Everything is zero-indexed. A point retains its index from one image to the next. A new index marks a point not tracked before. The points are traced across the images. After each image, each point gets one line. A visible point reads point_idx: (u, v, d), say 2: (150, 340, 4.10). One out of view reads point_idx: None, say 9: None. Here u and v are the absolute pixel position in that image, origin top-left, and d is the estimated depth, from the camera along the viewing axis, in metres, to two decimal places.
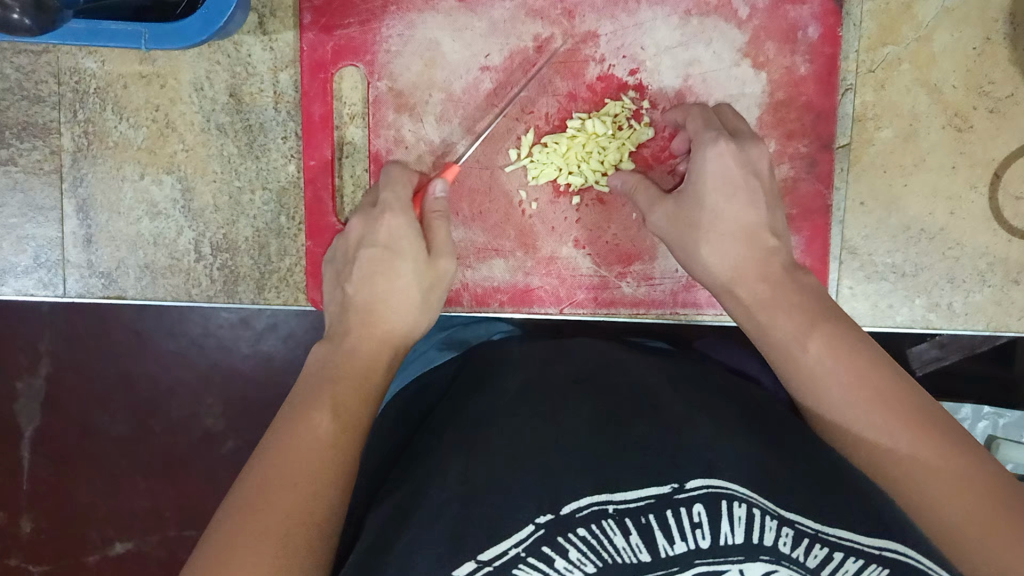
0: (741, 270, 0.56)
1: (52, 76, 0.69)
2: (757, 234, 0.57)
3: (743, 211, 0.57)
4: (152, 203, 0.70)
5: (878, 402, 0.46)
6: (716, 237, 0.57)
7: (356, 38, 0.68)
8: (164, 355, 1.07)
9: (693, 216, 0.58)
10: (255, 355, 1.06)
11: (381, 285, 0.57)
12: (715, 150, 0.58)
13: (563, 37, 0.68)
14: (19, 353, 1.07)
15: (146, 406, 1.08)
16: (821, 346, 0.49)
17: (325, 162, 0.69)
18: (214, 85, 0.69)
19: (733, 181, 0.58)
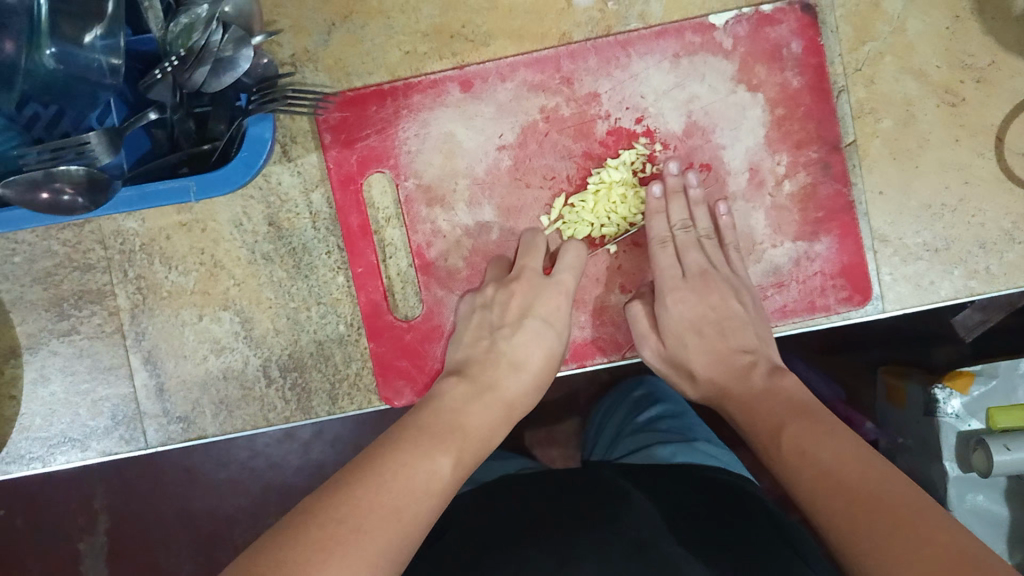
0: (720, 382, 0.69)
1: (97, 243, 0.72)
2: (731, 356, 0.69)
3: (712, 344, 0.70)
4: (215, 340, 0.73)
5: (834, 476, 0.53)
6: (699, 366, 0.71)
7: (377, 146, 0.72)
8: (216, 485, 1.08)
9: (678, 360, 0.71)
10: (306, 466, 1.07)
11: (529, 352, 0.68)
12: (671, 299, 0.71)
13: (567, 103, 0.72)
14: (78, 518, 1.09)
15: (213, 540, 1.09)
16: (794, 437, 0.58)
17: (372, 267, 0.72)
18: (253, 218, 0.72)
19: (695, 323, 0.71)
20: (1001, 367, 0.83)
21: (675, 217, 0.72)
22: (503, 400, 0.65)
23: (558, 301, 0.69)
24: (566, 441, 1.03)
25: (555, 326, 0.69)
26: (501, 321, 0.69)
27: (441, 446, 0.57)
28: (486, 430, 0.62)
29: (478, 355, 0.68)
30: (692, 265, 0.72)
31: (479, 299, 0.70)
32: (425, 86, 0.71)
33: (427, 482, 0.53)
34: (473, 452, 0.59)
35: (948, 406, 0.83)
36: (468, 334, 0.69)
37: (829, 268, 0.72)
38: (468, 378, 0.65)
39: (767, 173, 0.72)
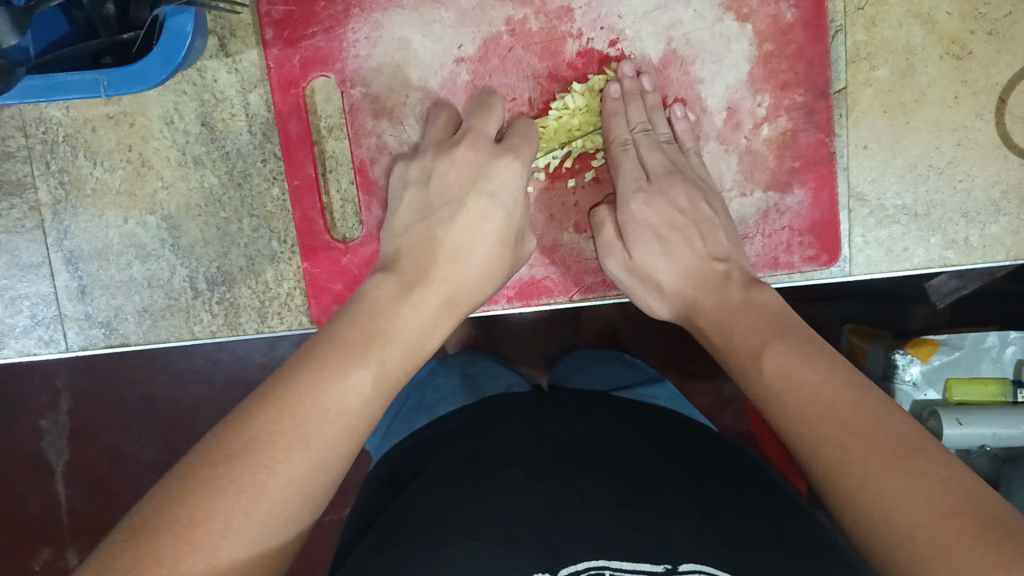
0: (690, 297, 0.59)
1: (18, 129, 0.67)
2: (701, 266, 0.60)
3: (683, 253, 0.61)
4: (140, 246, 0.69)
5: (826, 405, 0.44)
6: (666, 278, 0.61)
7: (323, 48, 0.65)
8: (179, 374, 1.03)
9: (643, 272, 0.63)
10: (269, 362, 1.02)
11: (473, 241, 0.55)
12: (639, 201, 0.63)
13: (536, 16, 0.65)
14: (38, 393, 1.05)
15: (171, 426, 1.05)
16: (778, 365, 0.48)
17: (309, 179, 0.67)
18: (184, 117, 0.66)
19: (666, 222, 0.63)
20: (968, 338, 0.80)
21: (633, 118, 0.65)
22: (442, 291, 0.52)
23: (509, 171, 0.58)
24: (531, 362, 0.98)
25: (505, 204, 0.57)
26: (439, 203, 0.57)
27: (366, 352, 0.44)
28: (421, 328, 0.48)
29: (414, 242, 0.55)
30: (655, 167, 0.64)
31: (425, 169, 0.60)
32: None
33: (361, 386, 0.42)
34: (404, 357, 0.46)
35: (907, 373, 0.81)
36: (409, 221, 0.57)
37: (799, 224, 0.68)
38: (397, 272, 0.52)
39: (746, 115, 0.66)
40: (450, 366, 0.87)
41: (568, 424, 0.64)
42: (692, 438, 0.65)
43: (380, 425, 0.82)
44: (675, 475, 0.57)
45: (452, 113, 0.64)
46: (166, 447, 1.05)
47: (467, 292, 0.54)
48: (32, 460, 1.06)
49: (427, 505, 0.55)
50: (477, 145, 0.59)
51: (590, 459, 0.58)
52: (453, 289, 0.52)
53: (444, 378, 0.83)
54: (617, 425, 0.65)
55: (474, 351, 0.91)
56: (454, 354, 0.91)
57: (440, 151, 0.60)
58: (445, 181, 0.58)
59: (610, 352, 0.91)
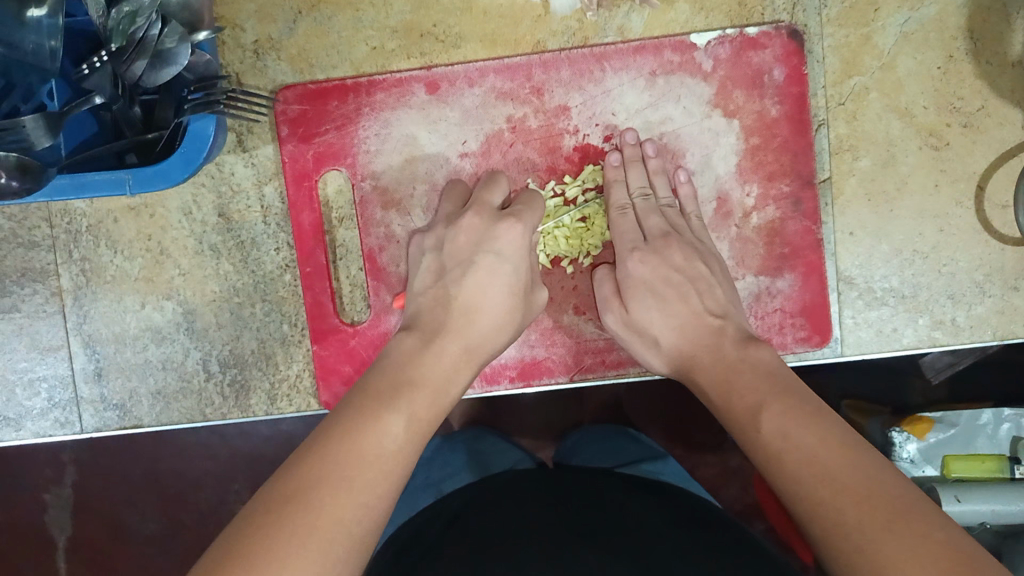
0: (687, 355, 0.62)
1: (44, 220, 0.70)
2: (697, 321, 0.63)
3: (678, 309, 0.65)
4: (156, 329, 0.71)
5: (820, 468, 0.47)
6: (662, 332, 0.64)
7: (335, 143, 0.70)
8: (186, 448, 1.02)
9: (638, 325, 0.65)
10: (274, 436, 1.02)
11: (488, 293, 0.61)
12: (634, 258, 0.67)
13: (535, 114, 0.69)
14: (43, 467, 1.04)
15: (175, 500, 1.04)
16: (774, 424, 0.51)
17: (321, 266, 0.70)
18: (202, 208, 0.70)
19: (655, 284, 0.66)
20: (963, 416, 0.81)
21: (633, 185, 0.69)
22: (459, 342, 0.58)
23: (513, 233, 0.63)
24: (534, 436, 0.98)
25: (512, 260, 0.62)
26: (453, 265, 0.63)
27: (397, 402, 0.50)
28: (445, 373, 0.55)
29: (429, 303, 0.61)
30: (653, 229, 0.68)
31: (437, 238, 0.65)
32: (390, 85, 0.69)
33: (388, 442, 0.47)
34: (430, 406, 0.52)
35: (905, 450, 0.82)
36: (422, 281, 0.63)
37: (790, 306, 0.70)
38: (416, 330, 0.58)
39: (735, 204, 0.70)
40: (457, 442, 0.88)
41: (575, 506, 0.65)
42: (698, 517, 0.65)
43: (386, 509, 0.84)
44: (679, 556, 0.57)
45: (466, 188, 0.68)
46: (170, 522, 1.04)
47: (484, 343, 0.59)
48: (36, 534, 1.05)
49: None
50: (483, 212, 0.64)
51: (609, 535, 0.60)
52: (472, 339, 0.59)
53: (450, 454, 0.86)
54: (626, 505, 0.66)
55: (480, 428, 0.93)
56: (464, 430, 0.94)
57: (451, 220, 0.65)
58: (456, 245, 0.63)
59: (615, 430, 0.92)
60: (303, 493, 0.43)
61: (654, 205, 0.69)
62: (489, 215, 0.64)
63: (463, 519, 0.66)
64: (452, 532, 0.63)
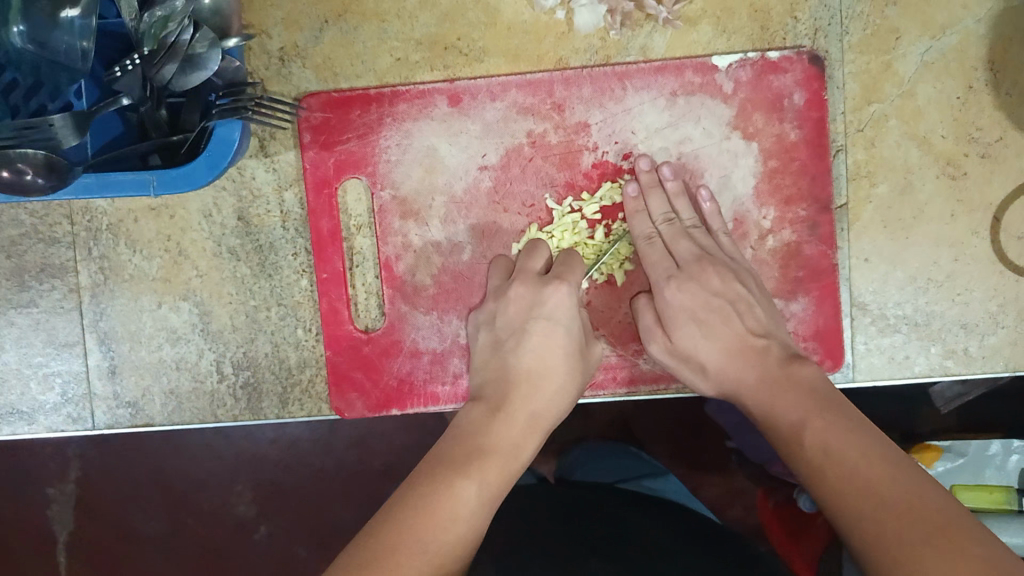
0: (735, 381, 0.64)
1: (65, 217, 0.71)
2: (742, 344, 0.65)
3: (723, 333, 0.66)
4: (171, 329, 0.72)
5: (864, 481, 0.49)
6: (708, 357, 0.66)
7: (356, 152, 0.70)
8: (191, 448, 1.02)
9: (683, 352, 0.67)
10: (280, 439, 1.02)
11: (545, 359, 0.63)
12: (671, 289, 0.67)
13: (555, 130, 0.70)
14: (49, 463, 1.04)
15: (178, 500, 1.03)
16: (818, 438, 0.54)
17: (337, 273, 0.71)
18: (222, 211, 0.71)
19: (697, 311, 0.67)
20: (973, 446, 0.81)
21: (655, 212, 0.69)
22: (525, 411, 0.61)
23: (559, 295, 0.64)
24: (540, 449, 0.98)
25: (563, 322, 0.64)
26: (507, 334, 0.65)
27: (469, 468, 0.55)
28: (512, 439, 0.59)
29: (491, 373, 0.64)
30: (685, 254, 0.68)
31: (489, 312, 0.67)
32: (412, 96, 0.70)
33: (459, 510, 0.52)
34: (501, 468, 0.57)
35: None
36: (479, 357, 0.66)
37: (803, 330, 0.70)
38: (483, 398, 0.62)
39: (751, 226, 0.70)
40: None
41: (587, 516, 0.67)
42: (698, 528, 0.68)
43: None
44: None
45: (506, 262, 0.69)
46: (174, 522, 1.04)
47: (549, 406, 0.62)
48: (38, 530, 1.05)
49: None
50: (528, 280, 0.66)
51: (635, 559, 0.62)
52: (535, 408, 0.62)
53: None
54: (641, 523, 0.67)
55: None
56: None
57: (498, 294, 0.67)
58: (508, 315, 0.65)
59: (622, 447, 0.92)
60: (373, 566, 0.47)
61: (681, 227, 0.69)
62: (534, 283, 0.65)
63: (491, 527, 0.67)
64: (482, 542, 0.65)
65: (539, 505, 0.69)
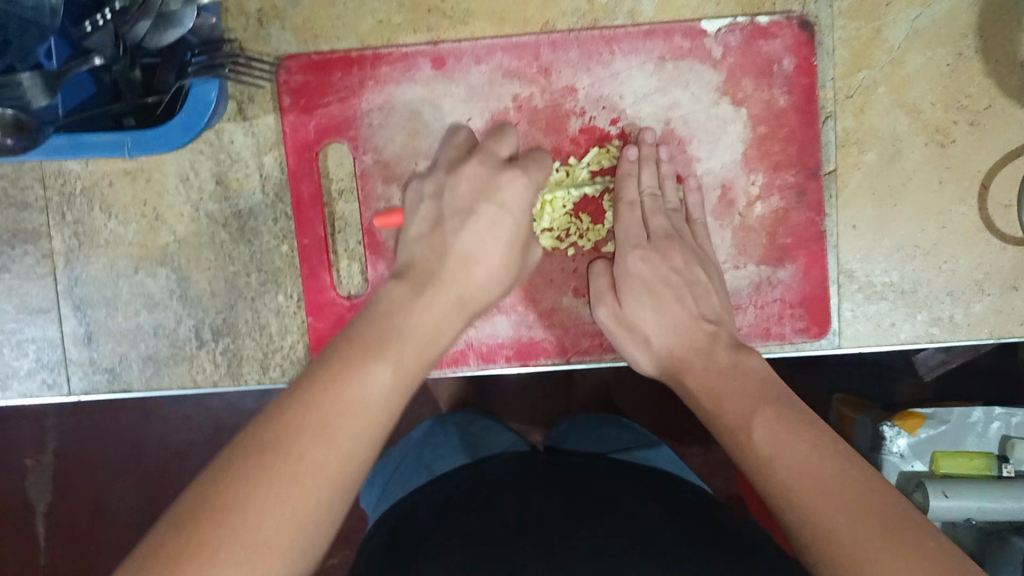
0: (676, 356, 0.63)
1: (37, 181, 0.69)
2: (690, 324, 0.64)
3: (673, 310, 0.65)
4: (148, 295, 0.70)
5: (813, 479, 0.46)
6: (653, 330, 0.65)
7: (337, 115, 0.68)
8: (170, 417, 1.00)
9: (629, 322, 0.66)
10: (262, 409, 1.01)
11: (484, 247, 0.58)
12: (635, 256, 0.67)
13: (542, 94, 0.68)
14: (26, 432, 1.02)
15: (158, 471, 1.02)
16: (767, 432, 0.51)
17: (318, 238, 0.69)
18: (200, 175, 0.69)
19: (654, 286, 0.66)
20: (954, 413, 0.82)
21: (644, 182, 0.68)
22: (454, 292, 0.55)
23: (515, 184, 0.60)
24: (523, 419, 0.98)
25: (513, 214, 0.60)
26: (451, 213, 0.59)
27: (387, 351, 0.47)
28: (436, 323, 0.52)
29: (425, 250, 0.58)
30: (658, 229, 0.67)
31: (438, 184, 0.62)
32: (394, 60, 0.68)
33: (375, 391, 0.45)
34: (416, 354, 0.49)
35: (894, 445, 0.82)
36: (416, 227, 0.61)
37: (790, 297, 0.70)
38: (408, 278, 0.55)
39: (739, 192, 0.69)
40: (449, 425, 0.88)
41: (564, 489, 0.65)
42: (689, 500, 0.67)
43: (375, 484, 0.84)
44: (672, 533, 0.59)
45: (471, 136, 0.66)
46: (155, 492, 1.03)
47: (476, 295, 0.57)
48: (17, 500, 1.04)
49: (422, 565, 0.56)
50: (488, 161, 0.61)
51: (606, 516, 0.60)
52: (466, 290, 0.56)
53: (443, 435, 0.85)
54: (621, 487, 0.66)
55: (473, 410, 0.93)
56: (454, 413, 0.93)
57: (451, 166, 0.63)
58: (456, 194, 0.60)
59: (608, 416, 0.92)
60: (278, 446, 0.41)
61: (659, 206, 0.68)
62: (494, 167, 0.61)
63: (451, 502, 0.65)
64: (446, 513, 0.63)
65: (514, 480, 0.68)
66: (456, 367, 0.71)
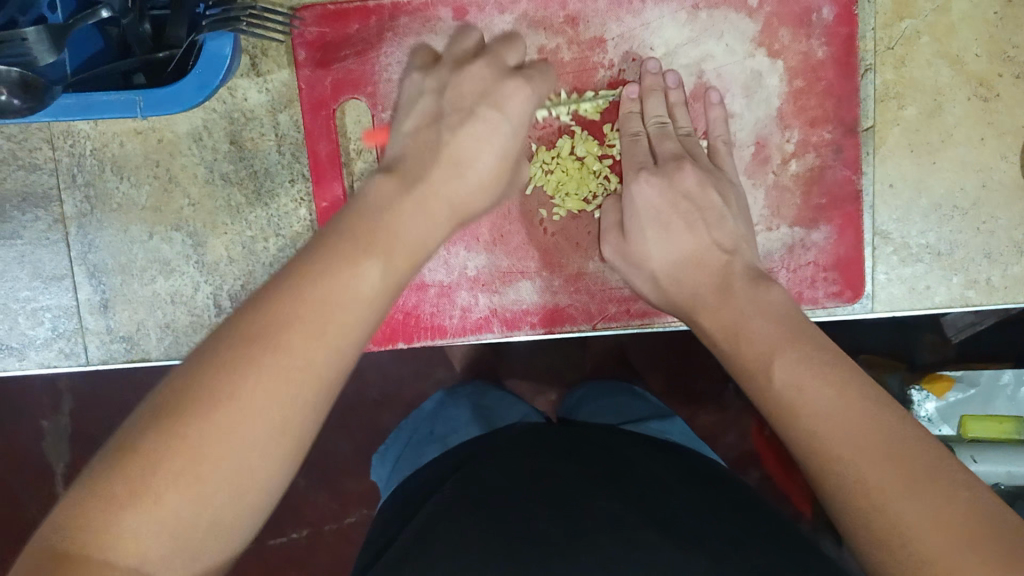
0: (685, 288, 0.57)
1: (45, 142, 0.67)
2: (704, 254, 0.58)
3: (684, 238, 0.59)
4: (164, 261, 0.68)
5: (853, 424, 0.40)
6: (659, 265, 0.59)
7: (355, 70, 0.66)
8: None
9: (634, 255, 0.61)
10: None
11: (476, 150, 0.52)
12: (637, 183, 0.62)
13: (568, 46, 0.65)
14: (44, 391, 1.00)
15: None
16: (788, 372, 0.44)
17: (337, 200, 0.67)
18: (213, 134, 0.66)
19: (661, 210, 0.61)
20: (983, 376, 0.80)
21: (649, 111, 0.64)
22: (444, 197, 0.48)
23: (519, 94, 0.54)
24: (537, 381, 0.96)
25: (512, 123, 0.54)
26: (450, 111, 0.54)
27: (375, 243, 0.42)
28: (424, 231, 0.46)
29: (412, 147, 0.53)
30: (665, 152, 0.63)
31: (440, 82, 0.57)
32: (415, 9, 0.65)
33: (364, 287, 0.39)
34: (410, 259, 0.44)
35: (922, 408, 0.82)
36: (412, 121, 0.55)
37: (824, 260, 0.68)
38: (399, 174, 0.49)
39: (774, 149, 0.67)
40: (460, 397, 0.87)
41: (579, 463, 0.63)
42: (708, 474, 0.65)
43: (389, 457, 0.84)
44: (694, 507, 0.57)
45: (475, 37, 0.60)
46: None
47: (469, 202, 0.51)
48: (31, 462, 1.01)
49: (437, 528, 0.55)
50: (495, 66, 0.56)
51: (624, 485, 0.59)
52: (458, 193, 0.50)
53: (454, 407, 0.85)
54: (638, 460, 0.65)
55: (481, 384, 0.92)
56: (464, 385, 0.93)
57: (457, 66, 0.57)
58: (459, 91, 0.55)
59: (623, 386, 0.91)
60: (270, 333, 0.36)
61: (672, 132, 0.64)
62: (500, 72, 0.56)
63: (461, 474, 0.64)
64: (464, 484, 0.61)
65: (529, 452, 0.66)
66: (479, 333, 0.70)
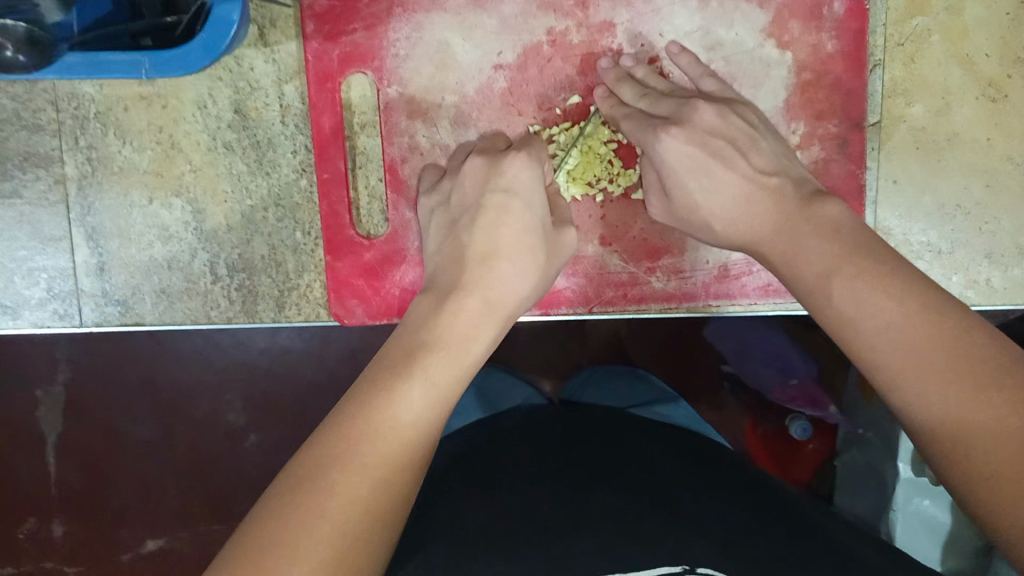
0: (752, 234, 0.56)
1: (49, 103, 0.67)
2: (753, 186, 0.56)
3: (727, 180, 0.57)
4: (163, 227, 0.68)
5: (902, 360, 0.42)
6: (718, 213, 0.57)
7: (362, 44, 0.65)
8: (184, 353, 0.96)
9: (688, 209, 0.59)
10: (270, 349, 0.95)
11: (498, 235, 0.56)
12: (662, 143, 0.58)
13: (578, 29, 0.65)
14: (34, 361, 0.97)
15: (167, 408, 0.98)
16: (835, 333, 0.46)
17: (338, 172, 0.65)
18: (217, 102, 0.66)
19: (696, 158, 0.57)
20: None
21: (629, 89, 0.63)
22: (480, 296, 0.52)
23: (520, 166, 0.58)
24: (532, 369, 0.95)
25: (521, 196, 0.57)
26: (461, 212, 0.58)
27: (416, 368, 0.45)
28: (466, 334, 0.50)
29: (443, 253, 0.57)
30: (667, 109, 0.60)
31: (444, 194, 0.61)
32: None
33: (403, 415, 0.42)
34: (452, 374, 0.46)
35: None
36: (434, 233, 0.60)
37: None
38: (436, 290, 0.53)
39: None
40: None
41: (582, 452, 0.62)
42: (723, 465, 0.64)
43: None
44: (704, 496, 0.56)
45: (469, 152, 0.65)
46: (162, 428, 0.99)
47: (505, 299, 0.54)
48: (21, 429, 0.99)
49: (440, 523, 0.54)
50: (490, 158, 0.60)
51: (630, 476, 0.58)
52: (492, 292, 0.53)
53: None
54: (647, 450, 0.64)
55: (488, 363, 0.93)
56: None
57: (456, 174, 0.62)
58: (465, 192, 0.59)
59: (628, 369, 0.91)
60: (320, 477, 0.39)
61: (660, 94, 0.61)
62: (494, 159, 0.60)
63: (463, 465, 0.63)
64: (468, 473, 0.61)
65: (535, 443, 0.65)
66: None
